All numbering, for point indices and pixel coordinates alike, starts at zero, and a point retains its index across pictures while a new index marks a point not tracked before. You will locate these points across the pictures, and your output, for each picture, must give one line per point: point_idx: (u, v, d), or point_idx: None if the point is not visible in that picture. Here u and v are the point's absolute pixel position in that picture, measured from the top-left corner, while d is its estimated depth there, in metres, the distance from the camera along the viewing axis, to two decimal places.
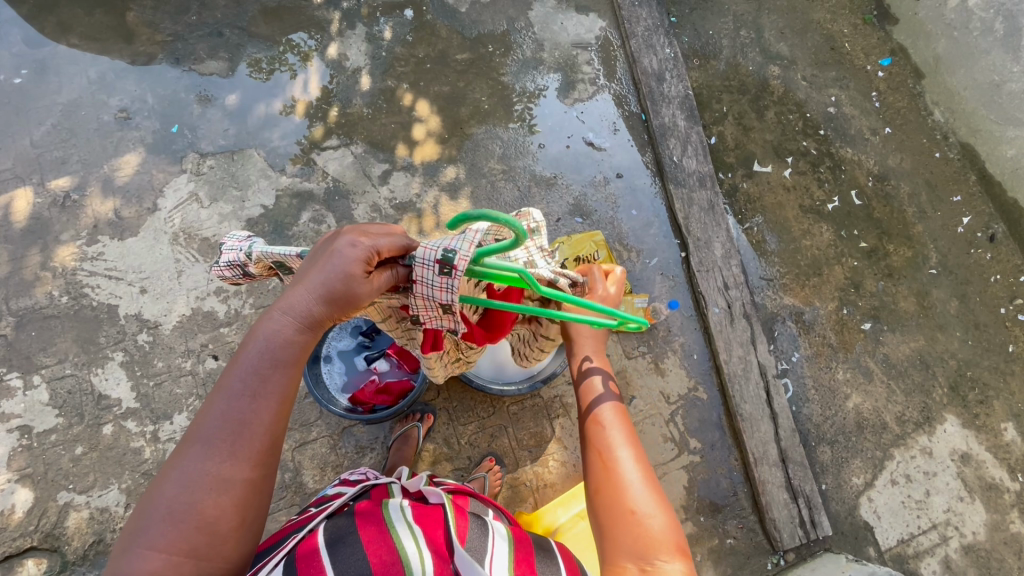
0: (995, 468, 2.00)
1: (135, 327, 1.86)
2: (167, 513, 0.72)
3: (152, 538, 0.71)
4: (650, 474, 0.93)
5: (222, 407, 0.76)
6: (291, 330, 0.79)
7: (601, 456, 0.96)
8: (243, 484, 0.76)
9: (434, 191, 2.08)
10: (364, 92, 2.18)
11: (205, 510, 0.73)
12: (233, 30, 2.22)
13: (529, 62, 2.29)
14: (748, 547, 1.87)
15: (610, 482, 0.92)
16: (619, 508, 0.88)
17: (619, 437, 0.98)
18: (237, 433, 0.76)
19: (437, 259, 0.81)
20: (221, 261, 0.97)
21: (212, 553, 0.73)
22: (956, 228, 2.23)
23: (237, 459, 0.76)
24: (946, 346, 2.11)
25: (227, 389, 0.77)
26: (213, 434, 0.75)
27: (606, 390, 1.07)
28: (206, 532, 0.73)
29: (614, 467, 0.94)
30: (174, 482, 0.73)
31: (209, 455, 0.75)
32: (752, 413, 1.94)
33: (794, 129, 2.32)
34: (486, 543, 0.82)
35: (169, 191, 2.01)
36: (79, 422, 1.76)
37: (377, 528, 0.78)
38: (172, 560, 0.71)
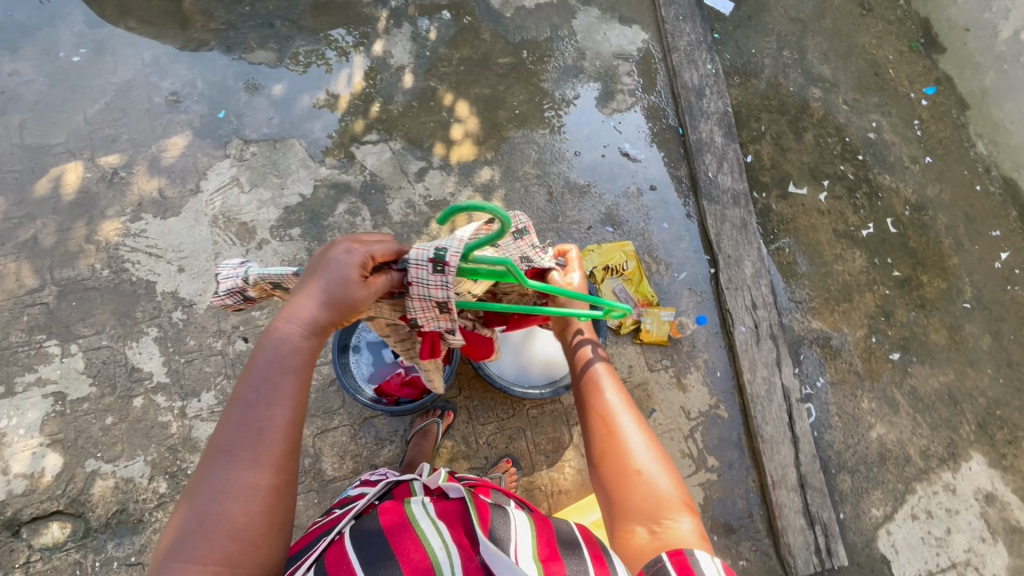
0: (1020, 510, 1.95)
1: (171, 304, 1.91)
2: (195, 528, 0.72)
3: (186, 552, 0.70)
4: (651, 438, 0.99)
5: (239, 418, 0.77)
6: (301, 339, 0.81)
7: (604, 423, 1.01)
8: (268, 491, 0.75)
9: (468, 191, 2.10)
10: (406, 90, 2.22)
11: (233, 517, 0.73)
12: (283, 22, 2.27)
13: (570, 70, 2.31)
14: (761, 570, 1.85)
15: (615, 448, 0.97)
16: (625, 470, 0.94)
17: (620, 404, 1.04)
18: (255, 439, 0.76)
19: (431, 258, 0.87)
20: (219, 290, 1.00)
21: (246, 560, 0.72)
22: (993, 263, 2.20)
23: (259, 465, 0.76)
24: (976, 382, 2.07)
25: (243, 400, 0.77)
26: (233, 442, 0.76)
27: (597, 357, 1.11)
28: (237, 539, 0.72)
29: (618, 434, 0.99)
30: (200, 495, 0.73)
31: (229, 464, 0.75)
32: (773, 435, 1.92)
33: (832, 153, 2.30)
34: (509, 532, 0.79)
35: (212, 174, 2.06)
36: (111, 392, 1.81)
37: (404, 524, 0.79)
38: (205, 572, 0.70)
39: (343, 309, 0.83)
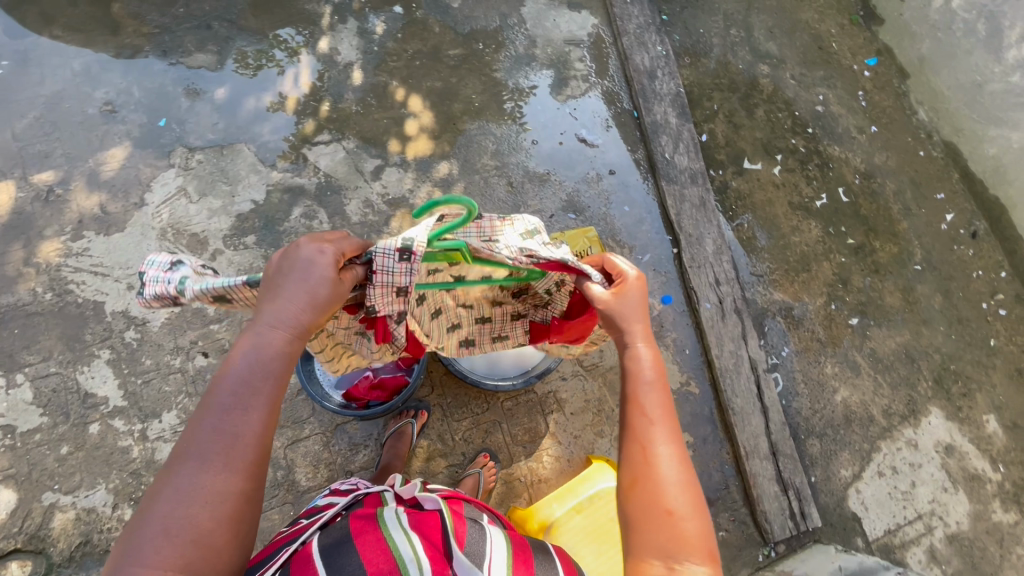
0: (978, 459, 2.05)
1: (122, 324, 1.82)
2: (158, 531, 0.67)
3: (142, 555, 0.65)
4: (691, 475, 0.83)
5: (213, 419, 0.73)
6: (278, 337, 0.78)
7: (643, 445, 0.85)
8: (237, 498, 0.71)
9: (427, 187, 2.07)
10: (356, 87, 2.16)
11: (199, 524, 0.69)
12: (222, 23, 2.18)
13: (522, 58, 2.29)
14: (740, 539, 1.90)
15: (647, 477, 0.82)
16: (654, 507, 0.79)
17: (666, 428, 0.86)
18: (230, 441, 0.73)
19: (398, 246, 0.86)
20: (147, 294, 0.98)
21: (206, 569, 0.68)
22: (939, 225, 2.28)
23: (232, 470, 0.72)
24: (930, 340, 2.15)
25: (219, 399, 0.74)
26: (207, 445, 0.72)
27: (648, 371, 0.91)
28: (199, 547, 0.68)
29: (654, 460, 0.83)
30: (167, 498, 0.69)
31: (203, 466, 0.71)
32: (743, 407, 1.96)
33: (783, 127, 2.35)
34: (484, 546, 0.80)
35: (156, 186, 1.98)
36: (64, 421, 1.73)
37: (373, 535, 0.77)
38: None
39: (318, 308, 0.80)
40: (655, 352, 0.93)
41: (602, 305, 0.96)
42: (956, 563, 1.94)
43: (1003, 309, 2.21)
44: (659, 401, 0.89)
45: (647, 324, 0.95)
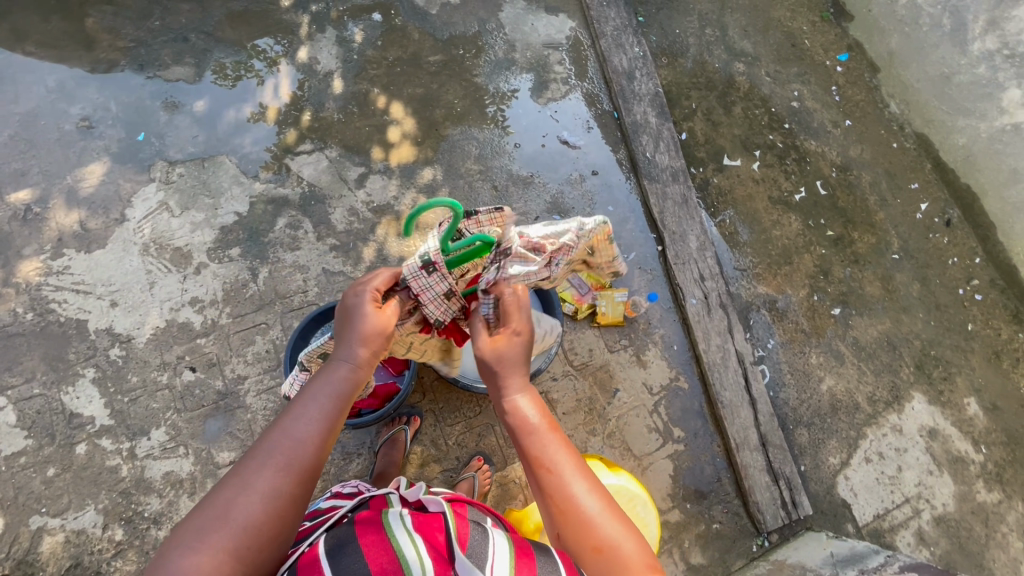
0: (960, 441, 2.10)
1: (107, 342, 1.80)
2: (219, 516, 0.77)
3: (205, 536, 0.75)
4: (608, 500, 0.89)
5: (285, 425, 0.87)
6: (347, 363, 0.95)
7: (555, 501, 0.88)
8: (288, 499, 0.81)
9: (412, 193, 2.08)
10: (337, 95, 2.16)
11: (254, 514, 0.78)
12: (199, 35, 2.17)
13: (502, 63, 2.31)
14: (734, 531, 1.93)
15: (572, 520, 0.86)
16: (583, 546, 0.84)
17: (569, 466, 0.91)
18: (293, 447, 0.85)
19: (420, 265, 1.03)
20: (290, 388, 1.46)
21: (251, 557, 0.76)
22: (915, 214, 2.34)
23: (291, 473, 0.83)
24: (910, 327, 2.21)
25: (294, 408, 0.88)
26: (275, 447, 0.84)
27: (537, 419, 0.95)
28: (250, 535, 0.77)
29: (571, 507, 0.87)
30: (234, 488, 0.80)
31: (268, 464, 0.82)
32: (732, 399, 1.99)
33: (760, 123, 2.40)
34: (486, 549, 0.81)
35: (137, 201, 1.96)
36: (50, 442, 1.70)
37: (377, 536, 0.77)
38: (216, 561, 0.73)
39: (377, 336, 0.98)
40: (534, 394, 0.97)
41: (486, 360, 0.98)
42: (944, 543, 1.99)
43: (979, 294, 2.27)
44: (555, 446, 0.93)
45: (522, 365, 0.99)
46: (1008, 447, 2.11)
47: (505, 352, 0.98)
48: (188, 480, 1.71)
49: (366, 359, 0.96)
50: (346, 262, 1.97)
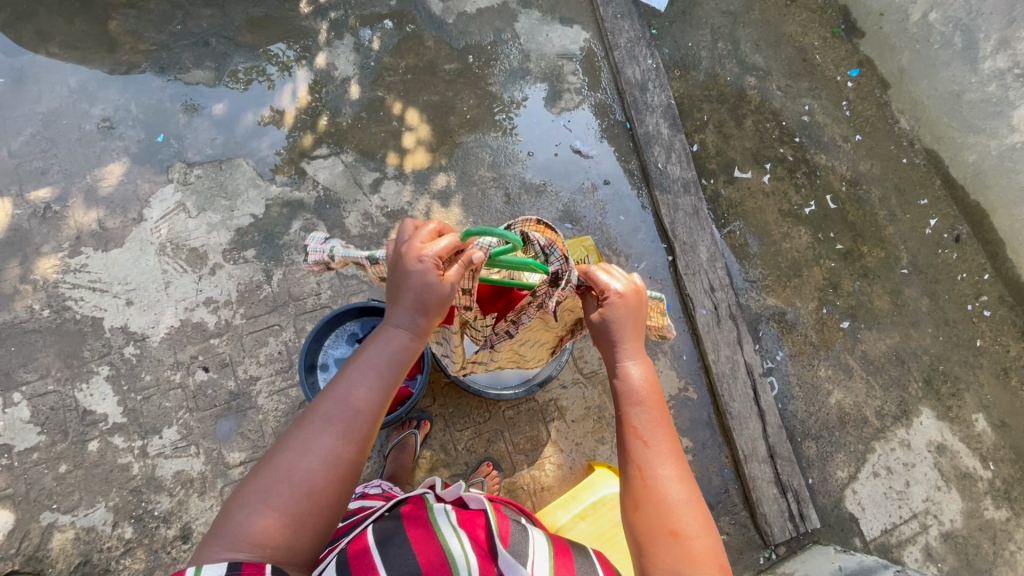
0: (969, 457, 2.10)
1: (121, 340, 1.82)
2: (281, 478, 0.81)
3: (271, 496, 0.80)
4: (691, 491, 0.93)
5: (343, 393, 0.89)
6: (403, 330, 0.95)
7: (642, 474, 0.94)
8: (345, 465, 0.85)
9: (426, 199, 2.11)
10: (354, 101, 2.19)
11: (314, 479, 0.82)
12: (219, 39, 2.20)
13: (516, 72, 2.33)
14: (741, 542, 1.94)
15: (652, 499, 0.92)
16: (660, 525, 0.89)
17: (664, 446, 0.96)
18: (350, 416, 0.88)
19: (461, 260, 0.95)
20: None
21: (311, 517, 0.81)
22: (924, 230, 2.35)
23: (348, 441, 0.86)
24: (919, 342, 2.21)
25: (349, 374, 0.91)
26: (334, 413, 0.87)
27: (640, 394, 1.00)
28: (312, 497, 0.82)
29: (654, 484, 0.93)
30: (296, 450, 0.83)
31: (327, 431, 0.85)
32: (740, 411, 2.00)
33: (771, 137, 2.42)
34: (527, 546, 0.85)
35: (155, 201, 1.98)
36: (63, 439, 1.71)
37: (424, 530, 0.81)
38: (280, 518, 0.79)
39: (432, 302, 0.94)
40: (647, 371, 1.01)
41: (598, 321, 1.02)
42: (951, 559, 1.99)
43: (988, 310, 2.27)
44: (650, 421, 0.99)
45: (638, 337, 1.03)
46: (1016, 464, 2.10)
47: (617, 334, 1.02)
48: (198, 480, 1.72)
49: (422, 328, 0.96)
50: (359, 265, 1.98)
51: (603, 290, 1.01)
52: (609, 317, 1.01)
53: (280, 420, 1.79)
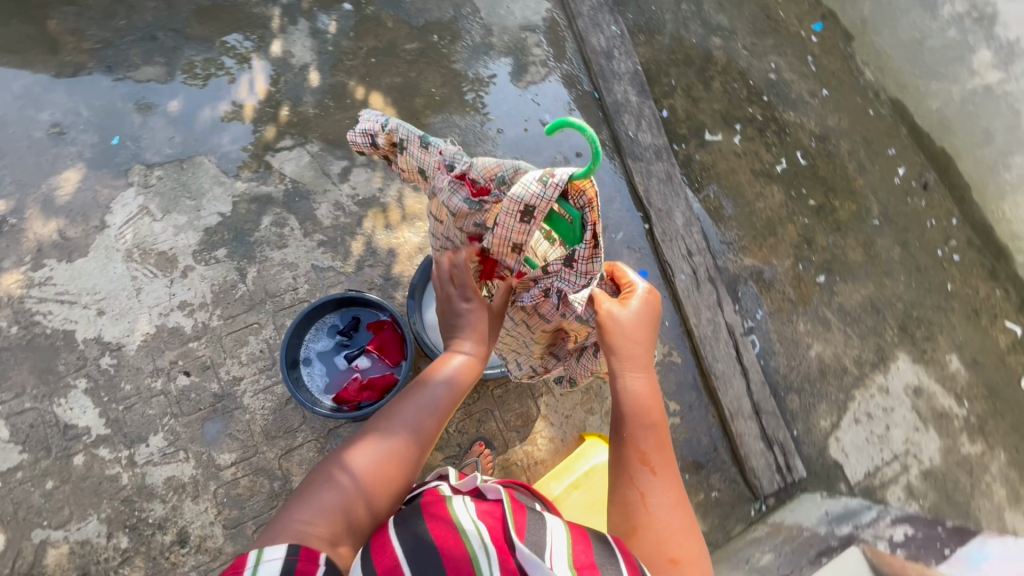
0: (944, 397, 2.17)
1: (96, 351, 1.78)
2: (359, 462, 0.97)
3: (351, 475, 0.95)
4: (688, 522, 1.00)
5: (413, 402, 1.06)
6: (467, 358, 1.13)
7: (644, 501, 1.00)
8: (410, 458, 1.02)
9: (398, 183, 2.05)
10: (314, 88, 2.13)
11: (386, 466, 0.98)
12: (167, 33, 2.11)
13: (479, 47, 2.28)
14: (732, 497, 1.99)
15: (651, 525, 0.98)
16: (659, 552, 0.95)
17: (667, 474, 1.04)
18: (419, 420, 1.05)
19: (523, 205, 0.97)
20: (360, 127, 1.14)
21: (379, 496, 0.95)
22: (893, 179, 2.38)
23: (415, 440, 1.03)
24: (893, 291, 2.26)
25: (422, 386, 1.08)
26: (399, 420, 1.04)
27: (647, 421, 1.07)
28: (383, 481, 0.97)
29: (655, 511, 0.99)
30: (363, 447, 1.00)
31: (393, 433, 1.02)
32: (724, 370, 2.03)
33: (739, 97, 2.41)
34: (542, 538, 0.80)
35: (117, 206, 1.92)
36: (46, 456, 1.68)
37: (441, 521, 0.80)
38: (356, 493, 0.94)
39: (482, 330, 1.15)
40: (654, 399, 1.09)
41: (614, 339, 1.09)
42: (930, 495, 2.03)
43: (957, 254, 2.32)
44: (655, 448, 1.06)
45: (647, 365, 1.12)
46: (989, 400, 2.18)
47: (634, 340, 1.10)
48: (190, 484, 1.70)
49: (484, 354, 1.16)
50: (335, 257, 1.95)
51: (627, 288, 1.18)
52: (629, 317, 1.11)
53: (267, 418, 1.77)
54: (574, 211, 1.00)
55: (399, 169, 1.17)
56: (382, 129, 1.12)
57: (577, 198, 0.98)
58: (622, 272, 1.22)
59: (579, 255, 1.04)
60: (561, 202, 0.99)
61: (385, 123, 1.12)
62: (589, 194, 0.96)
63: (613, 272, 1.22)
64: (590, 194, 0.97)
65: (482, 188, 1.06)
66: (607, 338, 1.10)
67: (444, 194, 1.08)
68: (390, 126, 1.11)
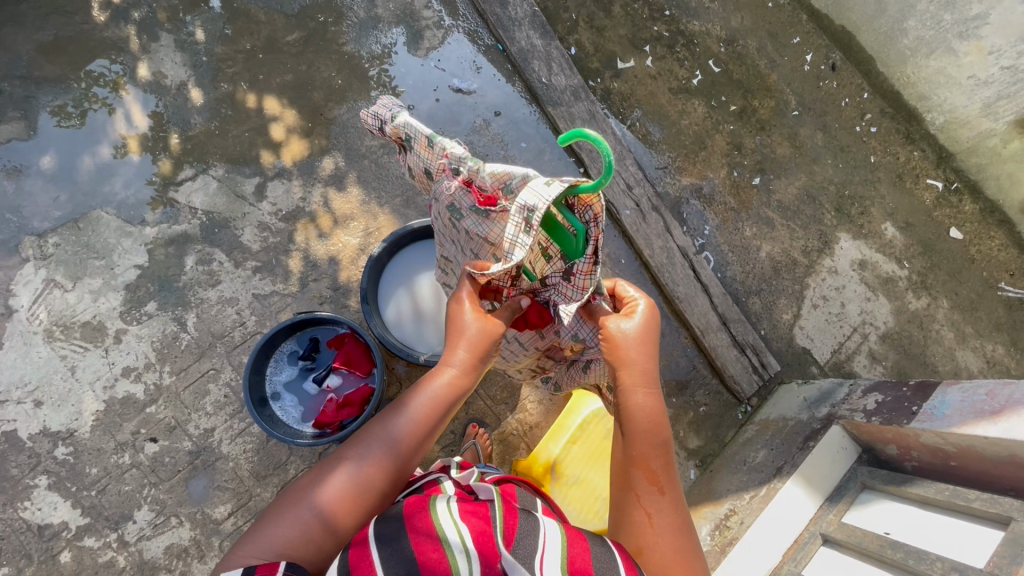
0: (887, 263, 2.31)
1: (48, 443, 1.66)
2: (323, 492, 0.94)
3: (312, 507, 0.93)
4: (689, 542, 1.01)
5: (391, 425, 1.00)
6: (450, 372, 1.02)
7: (650, 523, 1.00)
8: (381, 488, 0.98)
9: (319, 189, 1.94)
10: (200, 107, 1.94)
11: (350, 497, 0.95)
12: (13, 82, 1.87)
13: (366, 22, 2.10)
14: (719, 407, 2.10)
15: (655, 550, 0.98)
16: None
17: (674, 495, 1.02)
18: (394, 446, 0.99)
19: (523, 214, 0.88)
20: (373, 110, 1.09)
21: (339, 528, 0.93)
22: (803, 67, 2.41)
23: (387, 468, 0.99)
24: (824, 175, 2.34)
25: (401, 406, 1.01)
26: (374, 440, 0.99)
27: (654, 441, 1.02)
28: (343, 512, 0.94)
29: (660, 533, 0.99)
30: (335, 470, 0.97)
31: (366, 457, 0.98)
32: (686, 292, 2.08)
33: (643, 17, 2.35)
34: (537, 538, 0.81)
35: (19, 287, 1.75)
36: (29, 562, 1.59)
37: (426, 524, 0.81)
38: (313, 525, 0.92)
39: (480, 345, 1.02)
40: (662, 415, 1.04)
41: (619, 359, 1.02)
42: (893, 355, 2.23)
43: (874, 126, 2.41)
44: (663, 467, 1.02)
45: (655, 378, 1.05)
46: (926, 256, 2.33)
47: (639, 359, 1.03)
48: (192, 546, 1.65)
49: (476, 369, 1.03)
50: (275, 280, 1.85)
51: (628, 303, 1.08)
52: (633, 333, 1.03)
53: (252, 460, 1.71)
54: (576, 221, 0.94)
55: (408, 163, 1.13)
56: (391, 121, 1.07)
57: (584, 211, 0.94)
58: (623, 288, 1.12)
59: (578, 269, 0.98)
60: (567, 211, 0.94)
61: (394, 114, 1.06)
62: (596, 209, 0.92)
63: (615, 288, 1.12)
64: (598, 209, 0.93)
65: (489, 198, 1.02)
66: (615, 355, 1.02)
67: (457, 196, 1.07)
68: (399, 121, 1.05)
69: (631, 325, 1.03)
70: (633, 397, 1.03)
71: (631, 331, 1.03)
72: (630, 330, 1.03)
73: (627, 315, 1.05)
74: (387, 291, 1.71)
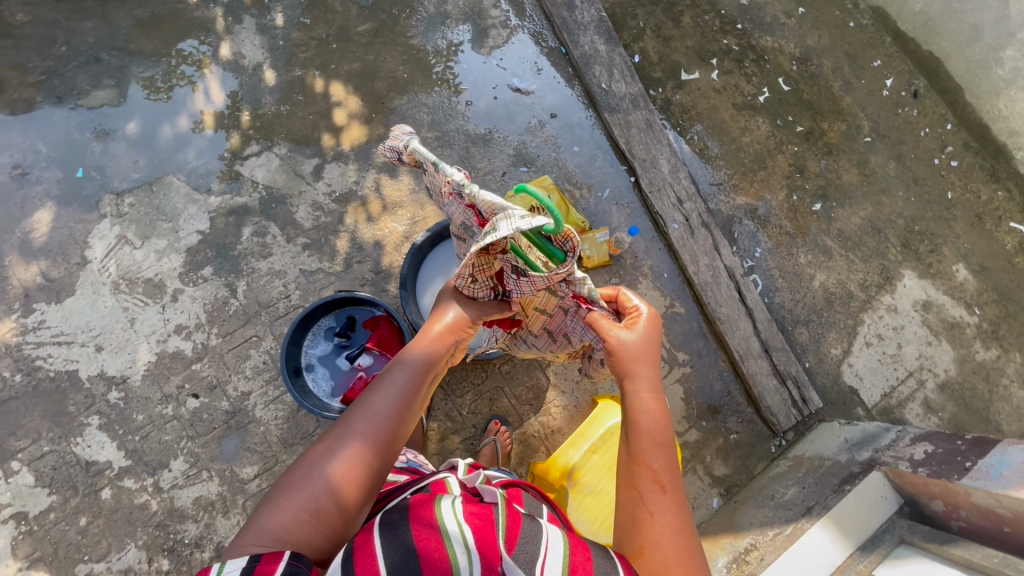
0: (954, 307, 2.14)
1: (103, 387, 1.79)
2: (308, 478, 0.89)
3: (297, 497, 0.88)
4: (692, 542, 0.92)
5: (372, 404, 0.97)
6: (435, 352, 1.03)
7: (651, 519, 0.91)
8: (368, 468, 0.92)
9: (373, 174, 2.00)
10: (272, 88, 2.05)
11: (334, 481, 0.90)
12: (111, 52, 2.04)
13: (435, 18, 2.16)
14: (751, 437, 2.01)
15: (657, 549, 0.89)
16: None
17: (677, 492, 0.95)
18: (377, 422, 0.95)
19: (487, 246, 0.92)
20: (389, 143, 1.18)
21: (329, 517, 0.87)
22: (881, 92, 2.28)
23: (372, 447, 0.94)
24: (892, 207, 2.20)
25: (382, 383, 0.98)
26: (356, 420, 0.95)
27: (657, 438, 0.97)
28: (329, 498, 0.88)
29: (662, 530, 0.91)
30: (317, 456, 0.92)
31: (350, 438, 0.93)
32: (729, 314, 2.00)
33: (712, 30, 2.31)
34: (538, 544, 0.78)
35: (94, 240, 1.89)
36: (74, 494, 1.72)
37: (430, 523, 0.77)
38: (300, 513, 0.86)
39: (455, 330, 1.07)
40: (663, 412, 1.00)
41: (625, 355, 1.02)
42: (951, 407, 2.07)
43: (955, 160, 2.24)
44: (666, 465, 0.96)
45: (657, 372, 1.03)
46: (1001, 304, 2.15)
47: (642, 360, 1.02)
48: (218, 501, 1.73)
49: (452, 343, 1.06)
50: (321, 258, 1.92)
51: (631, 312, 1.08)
52: (633, 341, 1.04)
53: (282, 426, 1.79)
54: (554, 248, 1.04)
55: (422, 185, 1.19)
56: (405, 149, 1.15)
57: (563, 242, 1.02)
58: (625, 295, 1.12)
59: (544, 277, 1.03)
60: (545, 241, 1.03)
61: (406, 143, 1.14)
62: (573, 241, 0.99)
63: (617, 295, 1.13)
64: (575, 242, 1.00)
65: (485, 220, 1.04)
66: (619, 355, 1.03)
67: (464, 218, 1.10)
68: (411, 148, 1.13)
69: (631, 333, 1.04)
70: (639, 395, 1.00)
71: (621, 334, 1.03)
72: (621, 334, 1.03)
73: (630, 323, 1.06)
74: (427, 282, 1.74)
